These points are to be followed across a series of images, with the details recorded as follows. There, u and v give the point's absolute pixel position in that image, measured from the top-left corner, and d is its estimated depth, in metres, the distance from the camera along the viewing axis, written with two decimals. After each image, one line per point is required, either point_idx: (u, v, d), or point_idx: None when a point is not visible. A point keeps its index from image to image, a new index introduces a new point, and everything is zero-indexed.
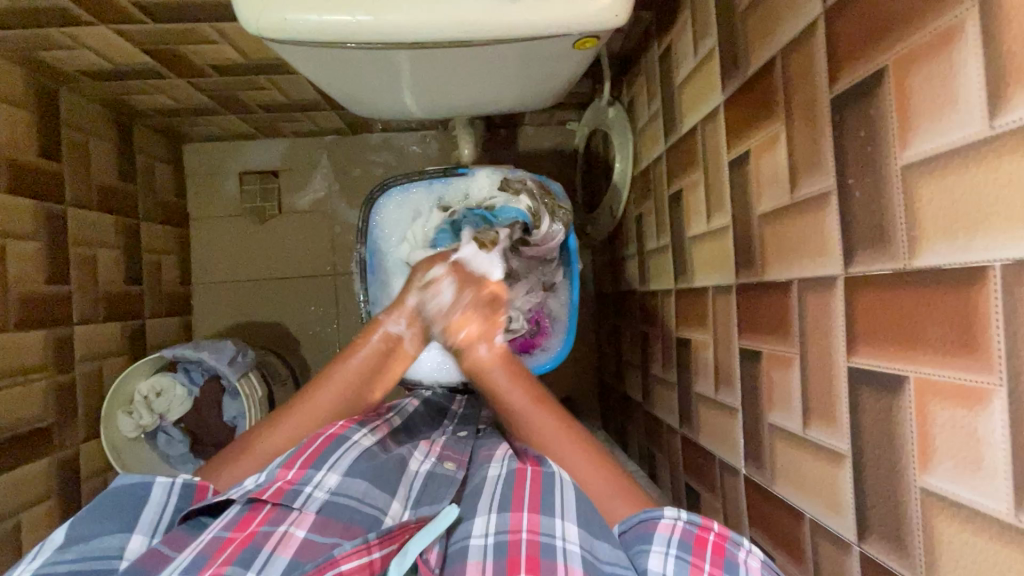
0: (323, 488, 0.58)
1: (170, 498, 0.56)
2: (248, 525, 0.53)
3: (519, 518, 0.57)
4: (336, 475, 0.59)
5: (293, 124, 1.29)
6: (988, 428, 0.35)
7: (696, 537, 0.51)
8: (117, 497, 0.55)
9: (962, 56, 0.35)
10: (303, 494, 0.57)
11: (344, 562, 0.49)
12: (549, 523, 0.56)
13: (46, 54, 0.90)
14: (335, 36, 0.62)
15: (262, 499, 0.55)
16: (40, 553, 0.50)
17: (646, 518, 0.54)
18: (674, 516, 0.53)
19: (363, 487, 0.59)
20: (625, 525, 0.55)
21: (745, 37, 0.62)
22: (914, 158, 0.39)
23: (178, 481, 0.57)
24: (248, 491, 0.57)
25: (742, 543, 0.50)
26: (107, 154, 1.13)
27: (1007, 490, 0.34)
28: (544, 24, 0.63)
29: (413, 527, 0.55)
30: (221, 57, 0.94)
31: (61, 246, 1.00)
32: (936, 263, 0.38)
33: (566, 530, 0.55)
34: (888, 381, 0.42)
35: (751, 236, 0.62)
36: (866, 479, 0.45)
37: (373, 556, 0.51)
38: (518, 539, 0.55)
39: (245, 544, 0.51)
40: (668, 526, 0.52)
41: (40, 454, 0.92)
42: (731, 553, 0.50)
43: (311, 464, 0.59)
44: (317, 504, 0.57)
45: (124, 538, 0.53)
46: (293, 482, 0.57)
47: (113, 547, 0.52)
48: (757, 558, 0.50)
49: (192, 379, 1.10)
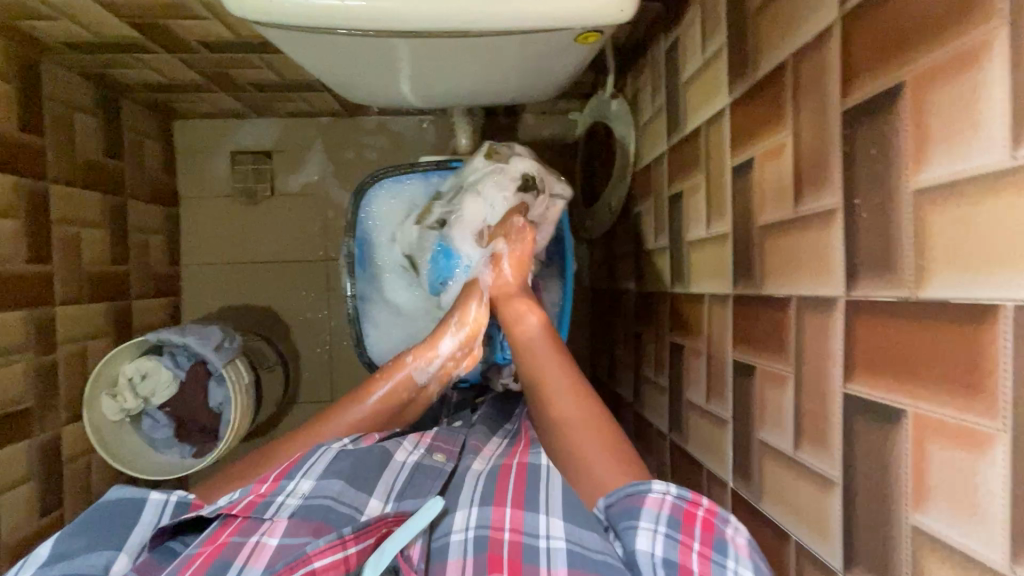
0: (296, 495, 0.57)
1: (162, 518, 0.56)
2: (217, 538, 0.52)
3: (501, 514, 0.56)
4: (310, 480, 0.58)
5: (287, 104, 1.25)
6: (988, 474, 0.33)
7: (684, 512, 0.48)
8: (110, 513, 0.55)
9: (987, 78, 0.33)
10: (274, 504, 0.55)
11: (316, 559, 0.48)
12: (531, 522, 0.55)
13: (27, 24, 0.86)
14: (325, 21, 0.59)
15: (232, 515, 0.54)
16: (26, 565, 0.50)
17: (633, 492, 0.51)
18: (663, 490, 0.50)
19: (340, 487, 0.58)
20: (611, 500, 0.52)
21: (755, 37, 0.59)
22: (927, 183, 0.37)
23: (172, 499, 0.57)
24: (220, 507, 0.55)
25: (729, 520, 0.47)
26: (92, 129, 1.09)
27: (1003, 538, 0.33)
28: (549, 14, 0.60)
29: (392, 520, 0.54)
30: (212, 33, 0.90)
31: (44, 224, 0.97)
32: (944, 296, 0.36)
33: (549, 527, 0.54)
34: (886, 412, 0.40)
35: (751, 246, 0.60)
36: (857, 509, 0.44)
37: (348, 551, 0.50)
38: (499, 536, 0.54)
39: (213, 556, 0.50)
40: (656, 501, 0.49)
41: (20, 438, 0.89)
42: (719, 530, 0.47)
43: (286, 473, 0.58)
44: (290, 510, 0.55)
45: (110, 558, 0.52)
46: (265, 494, 0.56)
47: (98, 566, 0.51)
48: (744, 536, 0.46)
49: (178, 364, 1.07)
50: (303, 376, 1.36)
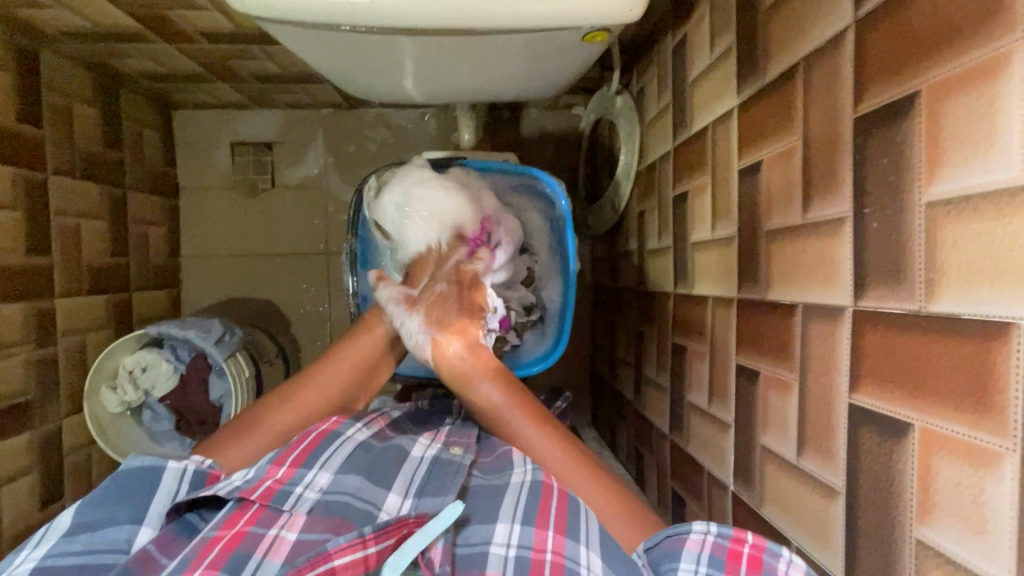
0: (314, 488, 0.56)
1: (181, 486, 0.55)
2: (234, 524, 0.52)
3: (544, 537, 0.53)
4: (328, 474, 0.57)
5: (288, 95, 1.24)
6: (995, 490, 0.33)
7: (728, 551, 0.49)
8: (129, 482, 0.53)
9: (1006, 90, 0.32)
10: (293, 495, 0.55)
11: (336, 557, 0.47)
12: (573, 548, 0.52)
13: (23, 13, 0.85)
14: (328, 16, 0.58)
15: (250, 499, 0.53)
16: (47, 537, 0.49)
17: (673, 534, 0.51)
18: (703, 531, 0.50)
19: (357, 483, 0.57)
20: (651, 543, 0.52)
21: (766, 38, 0.58)
22: (940, 196, 0.37)
23: (189, 468, 0.56)
24: (237, 488, 0.54)
25: (781, 553, 0.46)
26: (90, 119, 1.08)
27: (1009, 556, 0.33)
28: (558, 11, 0.59)
29: (414, 522, 0.51)
30: (212, 23, 0.89)
31: (43, 216, 0.96)
32: (955, 310, 0.36)
33: (591, 561, 0.52)
34: (892, 424, 0.40)
35: (757, 251, 0.59)
36: (860, 520, 0.44)
37: (368, 551, 0.48)
38: (541, 559, 0.51)
39: (232, 545, 0.49)
40: (697, 542, 0.49)
41: (21, 429, 0.89)
42: (769, 566, 0.46)
43: (302, 462, 0.58)
44: (309, 504, 0.55)
45: (131, 531, 0.51)
46: (283, 481, 0.56)
47: (120, 541, 0.51)
48: (798, 571, 0.45)
49: (178, 357, 1.07)
50: None
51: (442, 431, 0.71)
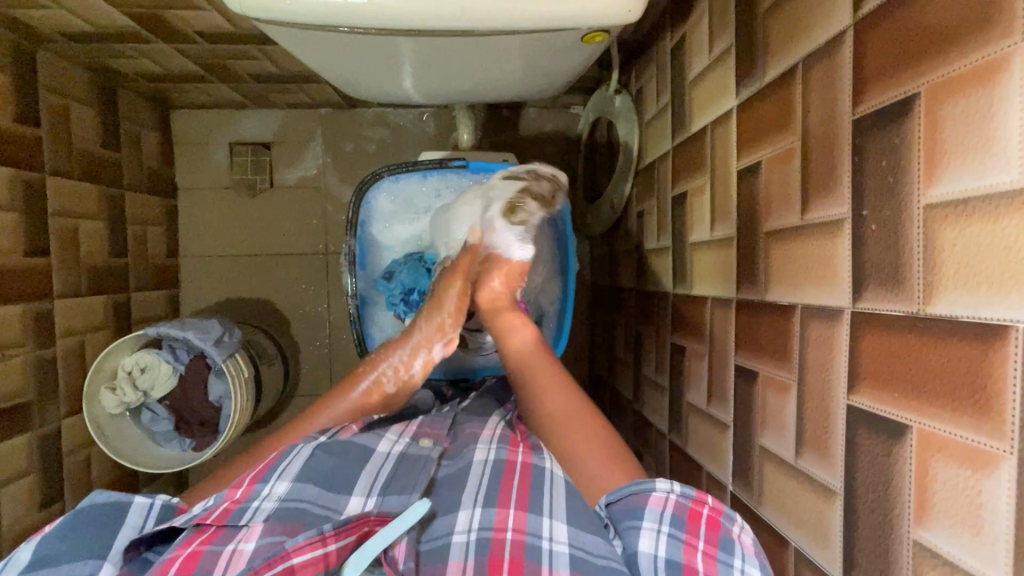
0: (272, 498, 0.55)
1: (147, 521, 0.55)
2: (190, 544, 0.50)
3: (504, 516, 0.55)
4: (285, 483, 0.57)
5: (286, 95, 1.23)
6: (992, 492, 0.33)
7: (689, 510, 0.50)
8: (94, 515, 0.54)
9: (1005, 92, 0.32)
10: (250, 509, 0.54)
11: (295, 556, 0.46)
12: (535, 523, 0.53)
13: (20, 12, 0.84)
14: (326, 17, 0.58)
15: (206, 524, 0.52)
16: (3, 572, 0.49)
17: (636, 491, 0.52)
18: (667, 489, 0.51)
19: (316, 491, 0.57)
20: (613, 497, 0.53)
21: (764, 39, 0.58)
22: (938, 199, 0.37)
23: (157, 502, 0.57)
24: (193, 517, 0.54)
25: (735, 518, 0.50)
26: (88, 119, 1.08)
27: (1006, 557, 0.33)
28: (557, 13, 0.59)
29: (375, 520, 0.51)
30: (210, 23, 0.88)
31: (40, 217, 0.96)
32: (954, 312, 0.36)
33: (553, 531, 0.52)
34: (890, 426, 0.40)
35: (755, 252, 0.59)
36: (858, 521, 0.44)
37: (328, 548, 0.48)
38: (501, 538, 0.53)
39: (190, 566, 0.48)
40: (661, 500, 0.50)
41: (19, 431, 0.89)
42: (725, 529, 0.49)
43: (260, 478, 0.57)
44: (266, 514, 0.54)
45: (94, 566, 0.50)
46: (240, 500, 0.55)
47: (82, 573, 0.49)
48: (748, 535, 0.49)
49: (177, 358, 1.07)
50: (302, 369, 1.36)
51: (413, 422, 0.70)
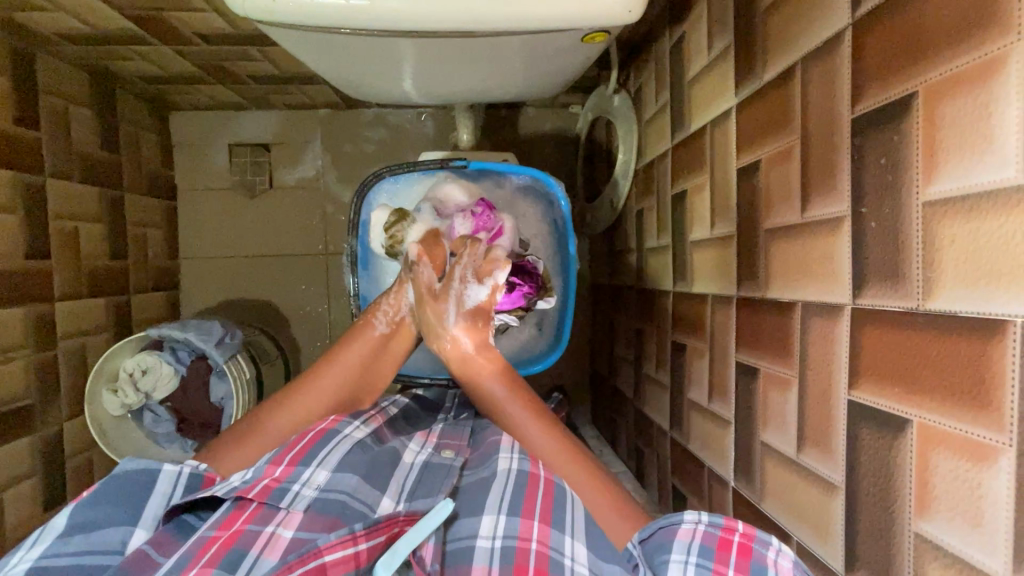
0: (312, 486, 0.57)
1: (176, 490, 0.55)
2: (232, 524, 0.51)
3: (529, 527, 0.55)
4: (325, 472, 0.58)
5: (286, 96, 1.24)
6: (992, 485, 0.34)
7: (718, 539, 0.50)
8: (125, 484, 0.54)
9: (1003, 90, 0.33)
10: (290, 492, 0.55)
11: (327, 553, 0.46)
12: (558, 539, 0.54)
13: (19, 15, 0.84)
14: (328, 18, 0.58)
15: (248, 498, 0.54)
16: (42, 538, 0.49)
17: (667, 524, 0.52)
18: (695, 520, 0.51)
19: (355, 481, 0.57)
20: (646, 535, 0.54)
21: (763, 39, 0.59)
22: (937, 196, 0.37)
23: (185, 471, 0.56)
24: (235, 488, 0.55)
25: (770, 543, 0.47)
26: (87, 121, 1.07)
27: (1007, 550, 0.33)
28: (558, 13, 0.59)
29: (404, 520, 0.52)
30: (210, 25, 0.89)
31: (40, 219, 0.96)
32: (953, 307, 0.36)
33: (575, 551, 0.54)
34: (891, 420, 0.41)
35: (756, 249, 0.60)
36: (861, 515, 0.45)
37: (359, 547, 0.48)
38: (525, 548, 0.53)
39: (230, 543, 0.49)
40: (689, 531, 0.51)
41: (23, 433, 0.89)
42: (758, 556, 0.48)
43: (300, 460, 0.58)
44: (305, 502, 0.55)
45: (126, 533, 0.52)
46: (280, 480, 0.56)
47: (114, 542, 0.51)
48: (787, 559, 0.46)
49: (178, 359, 1.06)
50: (303, 370, 1.36)
51: (434, 431, 0.71)
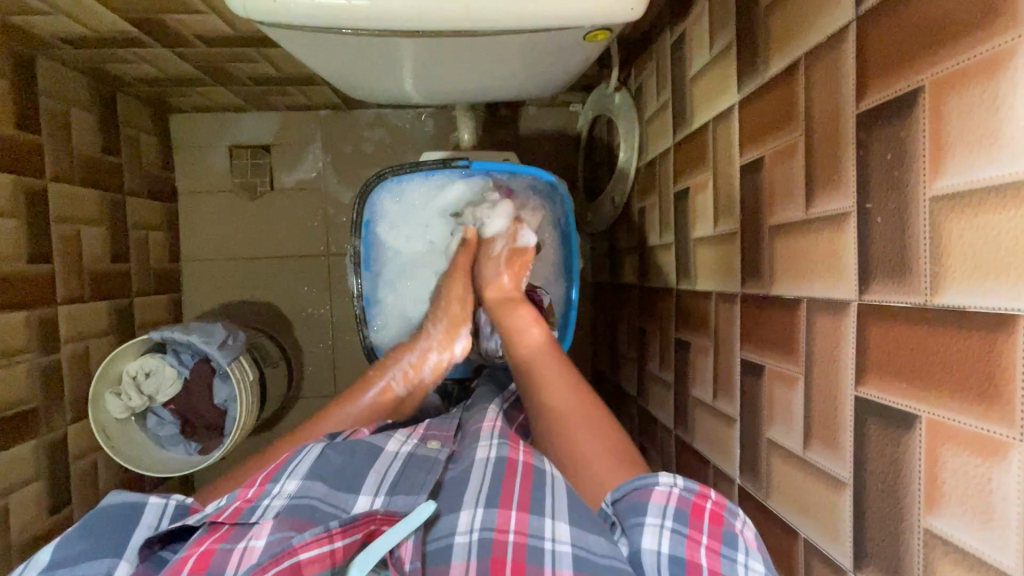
0: (282, 496, 0.55)
1: (162, 521, 0.55)
2: (202, 543, 0.50)
3: (506, 518, 0.55)
4: (296, 481, 0.57)
5: (286, 98, 1.24)
6: (1002, 480, 0.34)
7: (693, 505, 0.51)
8: (109, 516, 0.54)
9: (1009, 85, 0.33)
10: (261, 507, 0.54)
11: (301, 552, 0.46)
12: (537, 524, 0.54)
13: (21, 19, 0.84)
14: (329, 18, 0.58)
15: (219, 521, 0.52)
16: (23, 575, 0.48)
17: (640, 485, 0.52)
18: (670, 483, 0.52)
19: (324, 489, 0.57)
20: (618, 494, 0.53)
21: (765, 35, 0.59)
22: (944, 191, 0.37)
23: (171, 502, 0.56)
24: (206, 516, 0.54)
25: (738, 513, 0.51)
26: (88, 125, 1.08)
27: (1019, 544, 0.33)
28: (560, 12, 0.59)
29: (382, 519, 0.52)
30: (210, 27, 0.89)
31: (43, 223, 0.96)
32: (961, 303, 0.36)
33: (556, 531, 0.53)
34: (900, 416, 0.41)
35: (760, 246, 0.60)
36: (868, 510, 0.45)
37: (334, 545, 0.48)
38: (503, 540, 0.53)
39: (204, 565, 0.47)
40: (664, 495, 0.51)
41: (27, 437, 0.89)
42: (729, 523, 0.50)
43: (270, 477, 0.57)
44: (275, 511, 0.54)
45: (110, 564, 0.50)
46: (251, 500, 0.55)
47: (99, 573, 0.49)
48: (751, 529, 0.50)
49: (182, 361, 1.07)
50: (306, 371, 1.36)
51: (420, 424, 0.71)
